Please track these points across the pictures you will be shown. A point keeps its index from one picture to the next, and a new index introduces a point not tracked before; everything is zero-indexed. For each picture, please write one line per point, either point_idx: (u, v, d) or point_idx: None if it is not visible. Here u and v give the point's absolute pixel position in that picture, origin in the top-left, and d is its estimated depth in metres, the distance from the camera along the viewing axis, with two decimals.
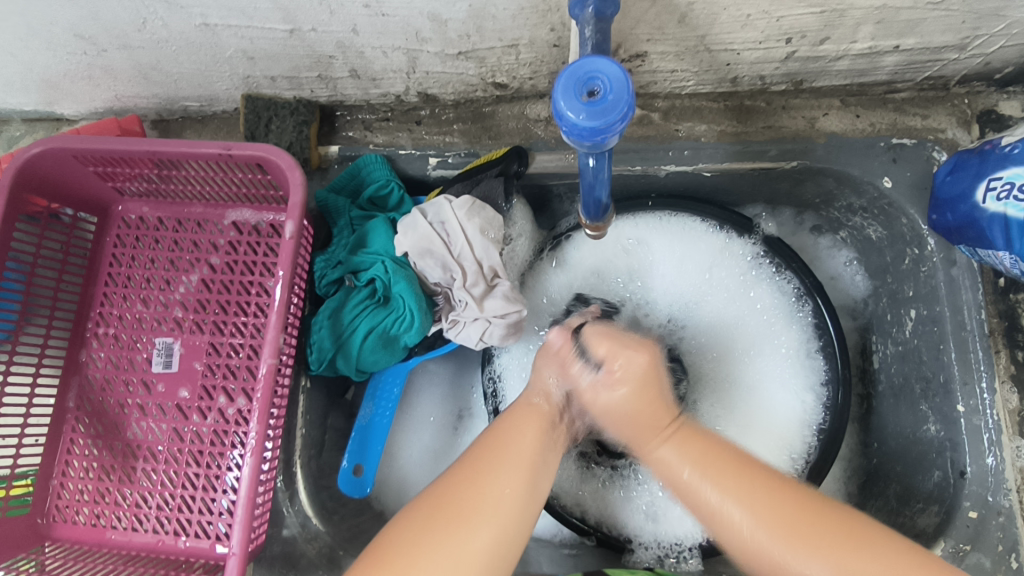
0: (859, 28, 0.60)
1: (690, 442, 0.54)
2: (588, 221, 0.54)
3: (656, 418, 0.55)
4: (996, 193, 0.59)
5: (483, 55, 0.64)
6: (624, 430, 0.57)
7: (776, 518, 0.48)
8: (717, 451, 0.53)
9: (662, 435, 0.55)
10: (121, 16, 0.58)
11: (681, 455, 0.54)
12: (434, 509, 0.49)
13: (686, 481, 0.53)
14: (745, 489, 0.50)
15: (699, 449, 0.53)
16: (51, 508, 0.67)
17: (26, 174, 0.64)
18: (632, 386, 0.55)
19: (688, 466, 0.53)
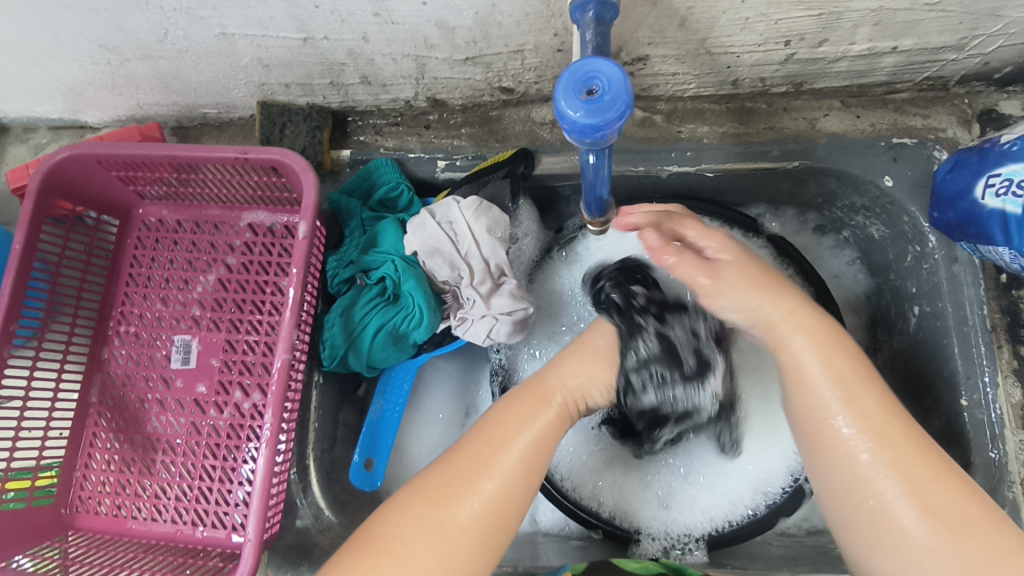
0: (856, 30, 0.61)
1: (827, 344, 0.52)
2: (591, 218, 0.56)
3: (797, 314, 0.53)
4: (995, 189, 0.60)
5: (490, 61, 0.66)
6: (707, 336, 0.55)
7: (886, 434, 0.48)
8: (842, 345, 0.52)
9: (795, 322, 0.53)
10: (144, 26, 0.61)
11: (807, 343, 0.52)
12: (419, 498, 0.50)
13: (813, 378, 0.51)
14: (862, 389, 0.50)
15: (836, 355, 0.51)
16: (74, 499, 0.70)
17: (53, 178, 0.66)
18: (733, 270, 0.55)
19: (826, 372, 0.51)
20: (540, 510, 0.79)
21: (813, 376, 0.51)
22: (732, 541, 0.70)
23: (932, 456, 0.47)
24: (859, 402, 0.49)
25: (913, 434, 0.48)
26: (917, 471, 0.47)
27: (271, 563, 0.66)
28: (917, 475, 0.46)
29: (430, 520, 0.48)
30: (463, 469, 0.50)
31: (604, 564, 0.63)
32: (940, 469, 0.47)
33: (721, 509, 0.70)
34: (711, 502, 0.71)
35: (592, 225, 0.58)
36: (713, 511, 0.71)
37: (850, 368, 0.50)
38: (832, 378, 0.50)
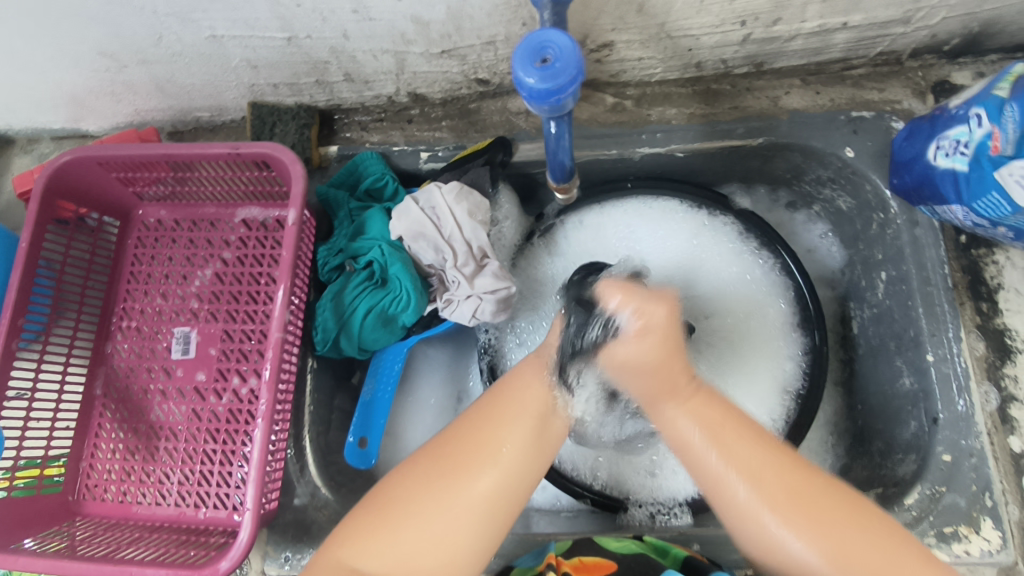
0: (806, 8, 0.65)
1: (701, 411, 0.54)
2: (557, 184, 0.60)
3: (674, 380, 0.54)
4: (945, 151, 0.63)
5: (464, 53, 0.70)
6: (639, 382, 0.54)
7: (791, 499, 0.50)
8: (729, 418, 0.54)
9: (679, 397, 0.55)
10: (138, 32, 0.65)
11: (692, 419, 0.54)
12: (437, 461, 0.52)
13: (693, 443, 0.53)
14: (778, 460, 0.52)
15: (710, 417, 0.54)
16: (81, 488, 0.73)
17: (56, 180, 0.70)
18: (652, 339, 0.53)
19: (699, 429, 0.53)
20: (531, 487, 0.80)
21: (692, 436, 0.53)
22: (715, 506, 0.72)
23: (867, 521, 0.49)
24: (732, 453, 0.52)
25: (826, 484, 0.51)
26: (831, 526, 0.49)
27: (271, 540, 0.68)
28: (845, 535, 0.48)
29: (450, 484, 0.50)
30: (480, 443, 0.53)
31: (586, 544, 0.63)
32: (876, 532, 0.49)
33: None
34: None
35: (556, 190, 0.63)
36: None
37: (749, 440, 0.53)
38: (709, 442, 0.53)
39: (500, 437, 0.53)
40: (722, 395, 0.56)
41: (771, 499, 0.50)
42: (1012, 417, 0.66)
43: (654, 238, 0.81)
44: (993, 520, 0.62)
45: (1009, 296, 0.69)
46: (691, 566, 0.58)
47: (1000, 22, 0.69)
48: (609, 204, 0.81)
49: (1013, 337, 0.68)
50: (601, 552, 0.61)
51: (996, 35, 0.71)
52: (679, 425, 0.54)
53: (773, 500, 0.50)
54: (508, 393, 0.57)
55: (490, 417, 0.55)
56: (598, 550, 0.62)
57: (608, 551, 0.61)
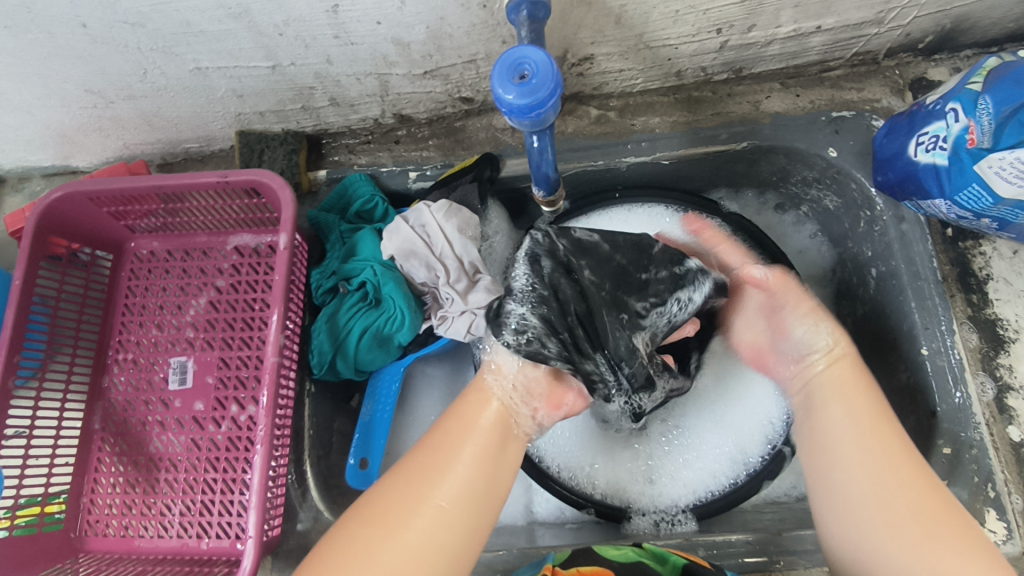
0: (779, 13, 0.66)
1: (850, 385, 0.59)
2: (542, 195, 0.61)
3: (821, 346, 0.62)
4: (926, 146, 0.63)
5: (447, 73, 0.71)
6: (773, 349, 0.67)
7: (892, 486, 0.52)
8: (880, 411, 0.56)
9: (831, 357, 0.61)
10: (124, 68, 0.66)
11: (835, 382, 0.60)
12: (384, 504, 0.51)
13: (828, 396, 0.59)
14: (893, 449, 0.54)
15: (859, 390, 0.58)
16: (82, 524, 0.72)
17: (48, 217, 0.71)
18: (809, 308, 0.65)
19: (857, 424, 0.56)
20: (535, 501, 0.81)
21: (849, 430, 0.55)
22: (717, 512, 0.71)
23: (938, 501, 0.51)
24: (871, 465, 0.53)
25: (930, 491, 0.52)
26: (908, 500, 0.51)
27: (275, 567, 0.68)
28: (898, 504, 0.51)
29: (378, 537, 0.50)
30: (422, 477, 0.53)
31: (583, 552, 0.61)
32: (935, 508, 0.51)
33: (704, 480, 0.73)
34: (695, 473, 0.73)
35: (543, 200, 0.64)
36: (697, 482, 0.73)
37: (882, 421, 0.56)
38: (846, 401, 0.57)
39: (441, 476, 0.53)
40: (880, 394, 0.58)
41: (874, 463, 0.53)
42: (1009, 406, 0.66)
43: None
44: (998, 511, 0.62)
45: (997, 285, 0.69)
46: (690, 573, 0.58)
47: (971, 18, 0.70)
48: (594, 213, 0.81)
49: (1004, 326, 0.68)
50: (597, 561, 0.60)
51: (969, 30, 0.72)
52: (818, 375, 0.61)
53: (866, 464, 0.53)
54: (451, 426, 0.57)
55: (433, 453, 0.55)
56: (594, 559, 0.60)
57: (606, 560, 0.60)
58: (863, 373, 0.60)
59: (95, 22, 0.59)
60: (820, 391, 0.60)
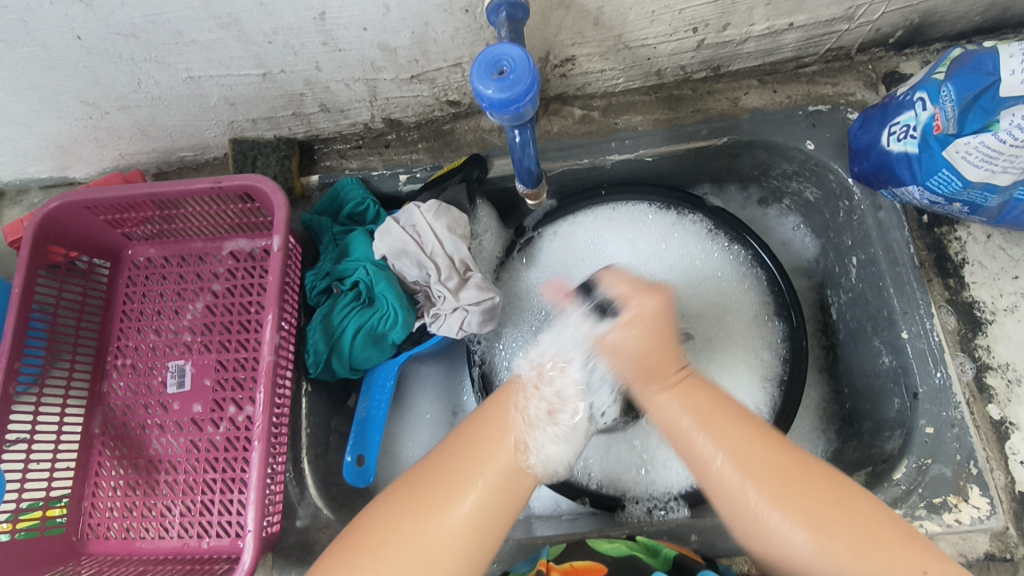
0: (752, 11, 0.68)
1: (691, 395, 0.57)
2: (526, 189, 0.62)
3: (663, 369, 0.58)
4: (897, 135, 0.65)
5: (433, 77, 0.73)
6: (627, 371, 0.58)
7: (765, 475, 0.51)
8: (713, 401, 0.56)
9: (669, 381, 0.58)
10: (119, 78, 0.68)
11: (681, 401, 0.56)
12: (410, 495, 0.52)
13: (685, 429, 0.55)
14: (757, 432, 0.54)
15: (699, 402, 0.56)
16: (83, 527, 0.73)
17: (46, 225, 0.72)
18: (642, 331, 0.57)
19: (687, 414, 0.55)
20: (531, 495, 0.82)
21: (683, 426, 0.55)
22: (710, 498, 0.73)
23: (827, 482, 0.51)
24: (734, 445, 0.53)
25: (797, 462, 0.52)
26: (804, 493, 0.50)
27: (275, 564, 0.69)
28: (811, 500, 0.50)
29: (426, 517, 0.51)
30: (459, 471, 0.53)
31: (578, 547, 0.62)
32: (823, 484, 0.51)
33: None
34: None
35: (527, 195, 0.66)
36: None
37: (732, 418, 0.55)
38: (690, 415, 0.55)
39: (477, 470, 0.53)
40: (710, 381, 0.59)
41: (749, 470, 0.52)
42: (988, 386, 0.68)
43: (626, 242, 0.83)
44: (981, 488, 0.63)
45: (974, 269, 0.71)
46: (682, 566, 0.58)
47: (938, 12, 0.72)
48: (580, 212, 0.83)
49: (982, 308, 0.70)
50: (591, 556, 0.60)
51: (937, 24, 0.75)
52: (673, 411, 0.56)
53: (748, 471, 0.52)
54: (485, 416, 0.57)
55: (465, 448, 0.55)
56: (588, 554, 0.61)
57: (599, 554, 0.60)
58: (680, 374, 0.58)
59: (89, 35, 0.61)
60: (677, 437, 0.56)
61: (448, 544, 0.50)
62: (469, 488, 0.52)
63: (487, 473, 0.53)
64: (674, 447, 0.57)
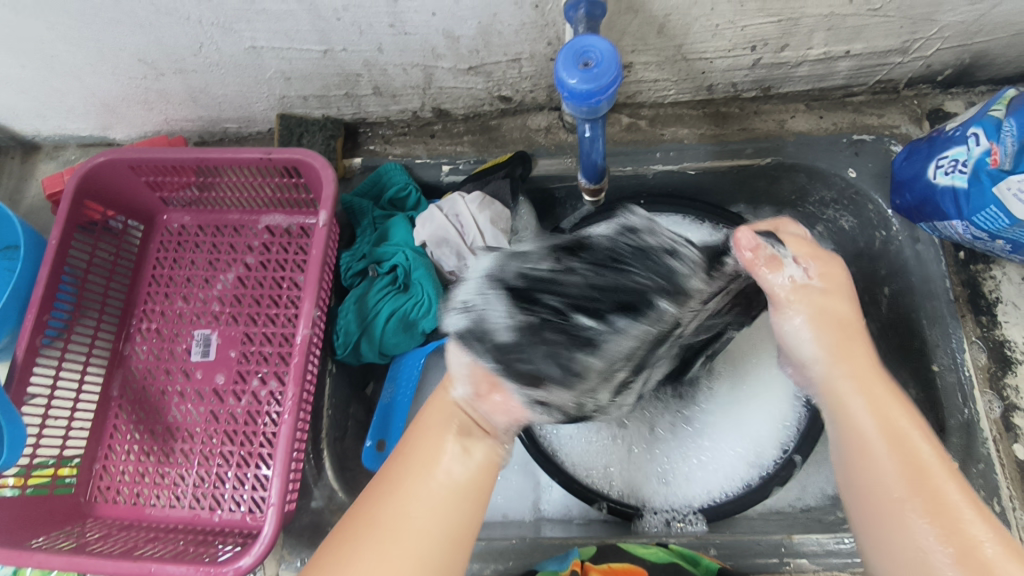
0: (812, 35, 0.69)
1: (844, 341, 0.53)
2: (590, 183, 0.67)
3: (846, 325, 0.54)
4: (945, 169, 0.66)
5: (490, 70, 0.73)
6: (826, 334, 0.54)
7: (931, 499, 0.44)
8: (896, 400, 0.50)
9: (864, 387, 0.51)
10: (182, 41, 0.68)
11: (869, 402, 0.50)
12: (379, 491, 0.51)
13: (871, 440, 0.48)
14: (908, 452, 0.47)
15: (883, 402, 0.50)
16: (92, 489, 0.72)
17: (88, 181, 0.72)
18: (823, 293, 0.55)
19: (879, 423, 0.48)
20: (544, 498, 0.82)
21: (868, 431, 0.49)
22: (726, 515, 0.73)
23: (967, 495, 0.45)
24: (887, 462, 0.46)
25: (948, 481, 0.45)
26: (955, 522, 0.43)
27: (287, 545, 0.68)
28: (959, 526, 0.43)
29: (394, 507, 0.49)
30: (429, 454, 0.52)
31: (611, 547, 0.63)
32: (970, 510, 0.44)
33: (717, 481, 0.75)
34: (710, 474, 0.75)
35: (587, 187, 0.68)
36: (711, 483, 0.75)
37: (928, 444, 0.47)
38: (892, 457, 0.47)
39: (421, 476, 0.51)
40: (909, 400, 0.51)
41: (920, 502, 0.44)
42: (1015, 425, 0.68)
43: None
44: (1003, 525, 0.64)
45: (1006, 309, 0.72)
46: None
47: (990, 54, 0.74)
48: None
49: (1012, 348, 0.71)
50: (629, 558, 0.61)
51: (986, 66, 0.76)
52: (879, 454, 0.47)
53: (921, 507, 0.44)
54: (425, 417, 0.55)
55: (419, 446, 0.53)
56: (625, 556, 0.61)
57: (638, 558, 0.61)
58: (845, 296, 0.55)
59: None
60: (864, 489, 0.47)
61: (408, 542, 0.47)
62: (429, 481, 0.51)
63: (431, 480, 0.50)
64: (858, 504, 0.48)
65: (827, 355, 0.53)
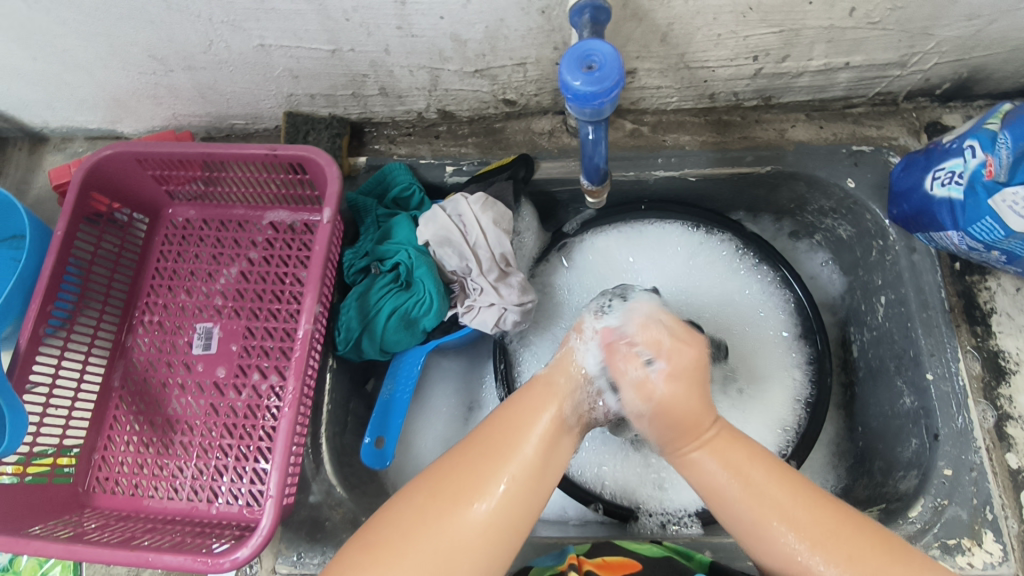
0: (813, 47, 0.71)
1: (724, 446, 0.55)
2: (591, 185, 0.67)
3: (697, 427, 0.55)
4: (941, 180, 0.67)
5: (495, 73, 0.74)
6: (663, 426, 0.56)
7: (822, 534, 0.49)
8: (750, 456, 0.54)
9: (700, 439, 0.55)
10: (192, 37, 0.68)
11: (717, 455, 0.54)
12: (432, 494, 0.49)
13: (727, 490, 0.53)
14: (800, 490, 0.52)
15: (734, 457, 0.54)
16: (91, 480, 0.72)
17: (94, 173, 0.73)
18: (681, 380, 0.56)
19: (727, 474, 0.53)
20: None
21: (717, 481, 0.54)
22: (722, 519, 0.74)
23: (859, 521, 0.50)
24: (754, 500, 0.52)
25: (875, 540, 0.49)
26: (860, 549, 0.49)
27: (283, 538, 0.69)
28: (842, 549, 0.49)
29: (439, 511, 0.48)
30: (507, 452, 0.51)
31: (606, 544, 0.63)
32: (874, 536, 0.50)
33: None
34: None
35: (588, 190, 0.69)
36: None
37: (775, 477, 0.52)
38: (744, 496, 0.52)
39: (507, 463, 0.51)
40: (743, 436, 0.56)
41: (805, 534, 0.50)
42: (1008, 435, 0.69)
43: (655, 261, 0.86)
44: (994, 533, 0.64)
45: (1001, 319, 0.73)
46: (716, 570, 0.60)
47: (987, 69, 0.75)
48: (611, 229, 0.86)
49: (1006, 358, 0.72)
50: (624, 553, 0.61)
51: (983, 81, 0.78)
52: (707, 476, 0.54)
53: (803, 534, 0.50)
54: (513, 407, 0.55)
55: (498, 440, 0.52)
56: (619, 550, 0.62)
57: (632, 553, 0.61)
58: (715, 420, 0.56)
59: None
60: (720, 503, 0.54)
61: (479, 535, 0.48)
62: (496, 482, 0.50)
63: (514, 468, 0.51)
64: (714, 509, 0.55)
65: (642, 404, 0.56)
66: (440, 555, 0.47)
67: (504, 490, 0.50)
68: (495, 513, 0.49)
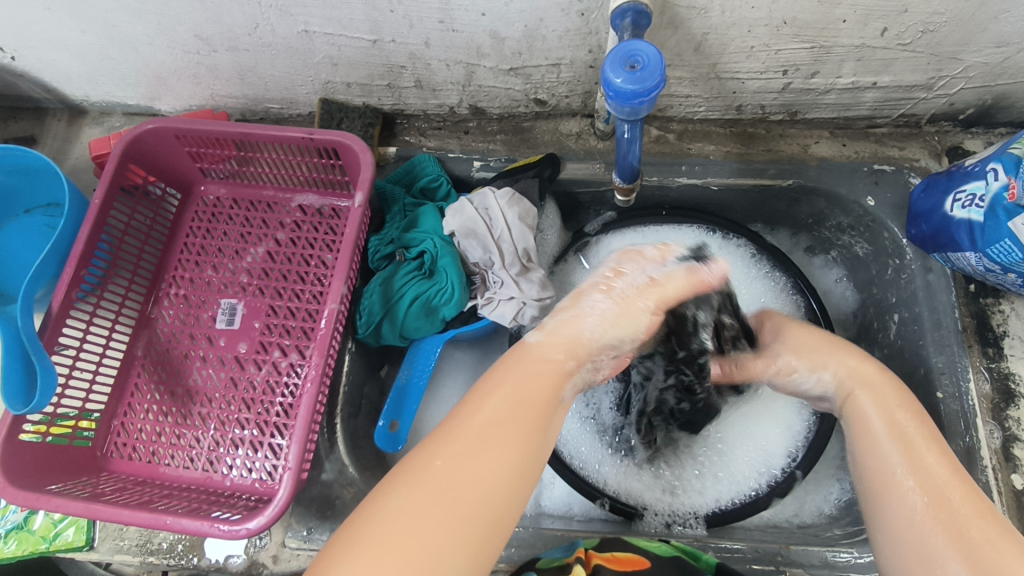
0: (842, 64, 0.72)
1: (891, 401, 0.57)
2: (622, 182, 0.70)
3: (879, 390, 0.58)
4: (961, 203, 0.69)
5: (530, 73, 0.76)
6: (852, 403, 0.59)
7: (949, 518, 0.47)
8: (929, 432, 0.53)
9: (849, 393, 0.59)
10: (239, 20, 0.70)
11: (875, 404, 0.57)
12: (426, 484, 0.44)
13: (879, 437, 0.54)
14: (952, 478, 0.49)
15: (886, 399, 0.57)
16: (109, 444, 0.74)
17: (133, 145, 0.74)
18: (829, 349, 0.63)
19: (887, 435, 0.54)
20: (545, 495, 0.83)
21: (876, 431, 0.55)
22: (726, 523, 0.75)
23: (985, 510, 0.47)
24: (915, 451, 0.52)
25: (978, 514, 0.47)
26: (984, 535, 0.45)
27: (294, 513, 0.70)
28: (973, 535, 0.45)
29: (432, 501, 0.43)
30: (499, 430, 0.48)
31: (614, 540, 0.65)
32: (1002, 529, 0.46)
33: (725, 492, 0.77)
34: (720, 485, 0.77)
35: (619, 186, 0.71)
36: (717, 491, 0.77)
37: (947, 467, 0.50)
38: (912, 472, 0.50)
39: (500, 442, 0.47)
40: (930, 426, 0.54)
41: (936, 512, 0.47)
42: (1015, 456, 0.70)
43: None
44: None
45: (1013, 342, 0.74)
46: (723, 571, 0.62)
47: (1011, 97, 0.77)
48: (626, 231, 0.87)
49: (1016, 381, 0.73)
50: (633, 549, 0.63)
51: (1007, 109, 0.79)
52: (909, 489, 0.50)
53: (939, 513, 0.47)
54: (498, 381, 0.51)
55: (489, 418, 0.48)
56: (628, 547, 0.63)
57: (642, 549, 0.63)
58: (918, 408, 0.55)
59: None
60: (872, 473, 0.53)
61: (475, 518, 0.44)
62: (489, 462, 0.46)
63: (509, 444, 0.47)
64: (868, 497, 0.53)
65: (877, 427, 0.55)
66: (430, 559, 0.41)
67: (494, 476, 0.46)
68: (485, 504, 0.45)
